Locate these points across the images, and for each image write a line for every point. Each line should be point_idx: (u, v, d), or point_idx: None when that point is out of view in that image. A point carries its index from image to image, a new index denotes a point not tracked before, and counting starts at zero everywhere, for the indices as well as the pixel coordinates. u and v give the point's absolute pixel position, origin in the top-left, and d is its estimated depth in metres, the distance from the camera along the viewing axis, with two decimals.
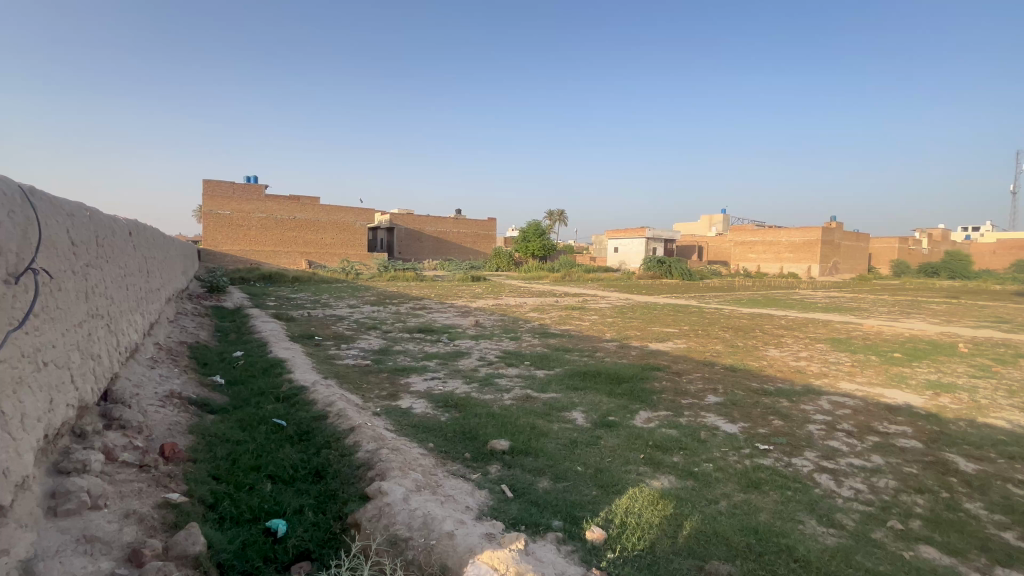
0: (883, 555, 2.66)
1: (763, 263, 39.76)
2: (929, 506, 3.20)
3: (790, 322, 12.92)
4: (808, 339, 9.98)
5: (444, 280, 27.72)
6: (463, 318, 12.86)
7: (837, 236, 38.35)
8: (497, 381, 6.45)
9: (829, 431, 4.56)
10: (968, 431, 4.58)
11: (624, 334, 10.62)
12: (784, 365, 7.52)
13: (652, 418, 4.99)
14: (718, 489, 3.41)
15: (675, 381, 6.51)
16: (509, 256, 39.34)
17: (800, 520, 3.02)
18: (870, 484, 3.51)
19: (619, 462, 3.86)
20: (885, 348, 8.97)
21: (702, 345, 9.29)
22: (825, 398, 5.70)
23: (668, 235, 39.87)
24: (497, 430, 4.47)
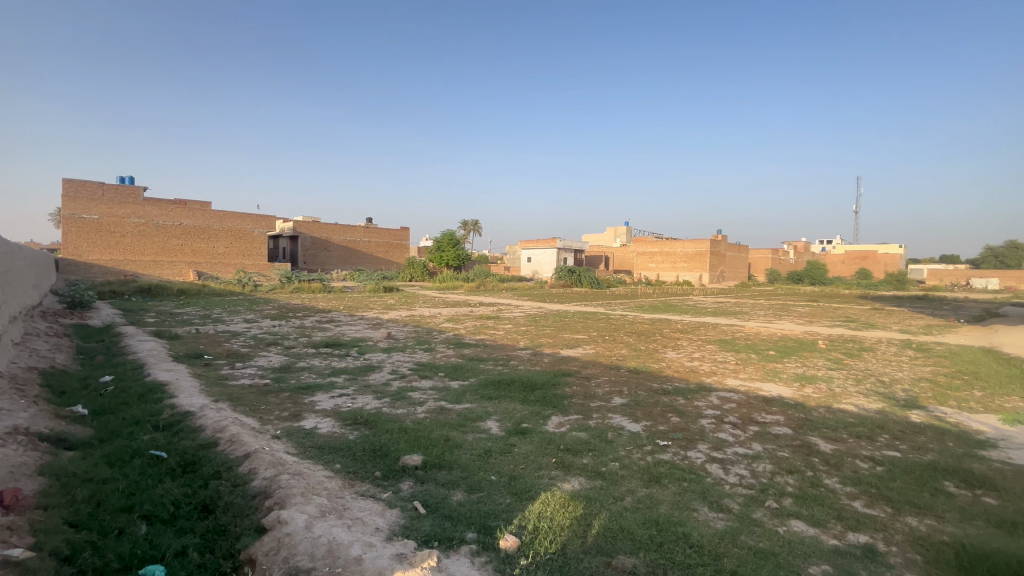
0: (762, 532, 2.98)
1: (662, 272, 43.22)
2: (798, 484, 3.65)
3: (685, 325, 14.14)
4: (700, 341, 10.98)
5: (354, 291, 26.55)
6: (374, 330, 12.37)
7: (723, 247, 42.72)
8: (410, 394, 6.27)
9: (718, 424, 5.03)
10: (826, 416, 5.31)
11: (537, 342, 10.89)
12: (680, 365, 8.20)
13: (563, 422, 5.15)
14: (624, 485, 3.61)
15: (584, 385, 6.80)
16: (423, 266, 38.76)
17: (695, 508, 3.29)
18: (751, 469, 3.92)
19: (532, 468, 3.93)
20: (762, 346, 10.16)
21: (609, 350, 9.80)
22: (715, 394, 6.28)
23: (577, 246, 41.74)
24: (409, 445, 4.35)
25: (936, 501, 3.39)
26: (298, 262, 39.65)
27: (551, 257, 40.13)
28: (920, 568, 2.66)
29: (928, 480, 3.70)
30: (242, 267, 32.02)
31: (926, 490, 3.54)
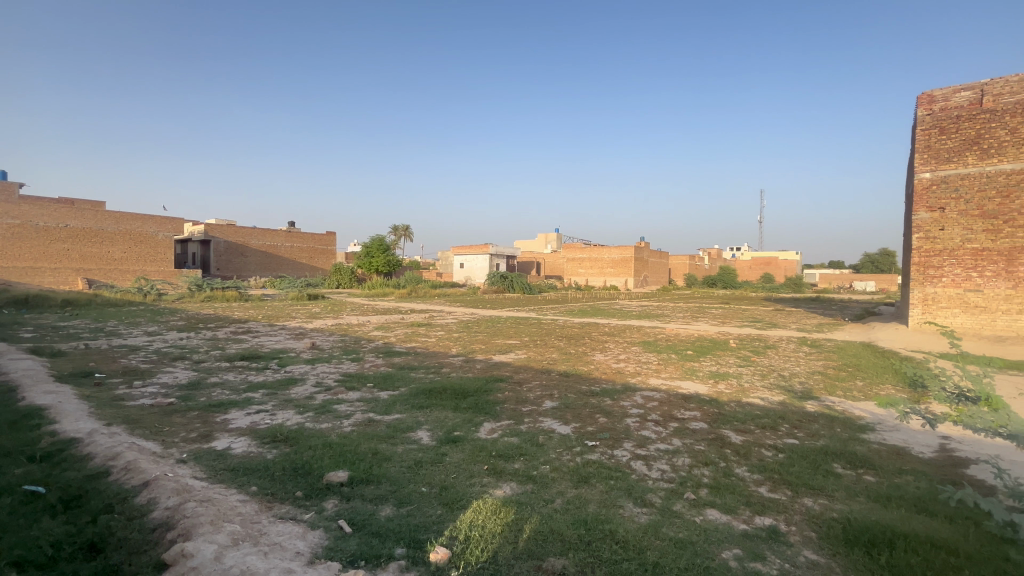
0: (682, 523, 3.16)
1: (590, 277, 44.82)
2: (712, 475, 3.93)
3: (612, 328, 14.76)
4: (625, 343, 11.50)
5: (274, 300, 24.98)
6: (296, 340, 11.65)
7: (646, 253, 45.15)
8: (335, 407, 5.97)
9: (642, 422, 5.28)
10: (737, 410, 5.76)
11: (470, 349, 10.84)
12: (607, 367, 8.53)
13: (495, 428, 5.16)
14: (554, 488, 3.68)
15: (516, 390, 6.85)
16: (351, 273, 37.62)
17: (621, 505, 3.42)
18: (672, 464, 4.15)
19: (464, 476, 3.89)
20: (681, 347, 10.84)
21: (541, 355, 9.97)
22: (639, 394, 6.59)
23: (509, 252, 42.18)
24: (334, 461, 4.13)
25: (827, 482, 3.78)
26: (209, 269, 36.43)
27: (484, 263, 40.19)
28: (815, 543, 2.95)
29: (820, 463, 4.12)
30: (143, 274, 28.92)
31: (819, 472, 3.95)
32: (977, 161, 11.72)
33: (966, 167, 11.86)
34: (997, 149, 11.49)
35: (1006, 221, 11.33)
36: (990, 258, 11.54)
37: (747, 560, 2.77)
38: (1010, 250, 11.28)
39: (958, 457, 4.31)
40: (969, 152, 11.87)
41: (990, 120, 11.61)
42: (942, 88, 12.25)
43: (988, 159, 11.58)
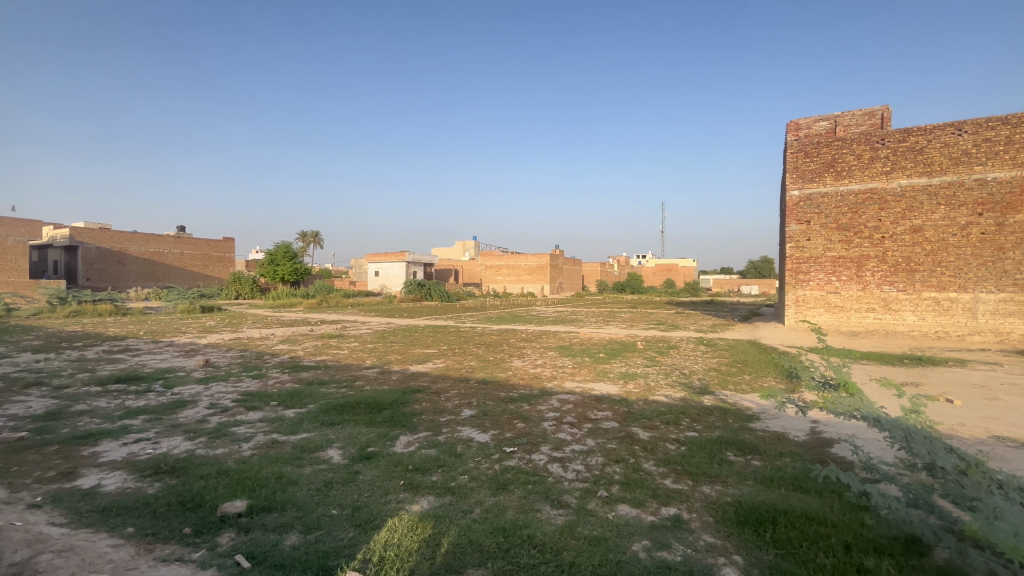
0: (596, 521, 3.28)
1: (508, 284, 45.51)
2: (623, 471, 4.12)
3: (529, 334, 15.08)
4: (542, 349, 11.79)
5: (160, 313, 22.31)
6: (187, 358, 10.47)
7: (561, 261, 46.80)
8: (232, 430, 5.43)
9: (558, 425, 5.43)
10: (645, 408, 6.13)
11: (385, 360, 10.45)
12: (525, 373, 8.68)
13: (412, 441, 5.02)
14: (473, 497, 3.65)
15: (434, 401, 6.71)
16: (253, 282, 34.77)
17: (538, 508, 3.47)
18: (586, 464, 4.31)
19: (378, 494, 3.73)
20: (594, 350, 11.34)
21: (459, 363, 9.88)
22: (555, 398, 6.75)
23: (427, 260, 41.54)
24: (230, 490, 3.75)
25: (721, 469, 4.15)
26: (76, 279, 31.68)
27: (400, 271, 39.13)
28: (712, 527, 3.21)
29: (716, 452, 4.51)
30: None
31: (715, 461, 4.31)
32: (833, 182, 13.61)
33: (825, 187, 13.71)
34: (847, 172, 13.43)
35: (856, 233, 13.28)
36: (845, 265, 13.45)
37: (655, 550, 2.93)
38: (860, 258, 13.24)
39: (824, 438, 4.94)
40: (827, 173, 13.75)
41: (842, 146, 13.56)
42: (808, 117, 14.23)
43: (842, 180, 13.49)
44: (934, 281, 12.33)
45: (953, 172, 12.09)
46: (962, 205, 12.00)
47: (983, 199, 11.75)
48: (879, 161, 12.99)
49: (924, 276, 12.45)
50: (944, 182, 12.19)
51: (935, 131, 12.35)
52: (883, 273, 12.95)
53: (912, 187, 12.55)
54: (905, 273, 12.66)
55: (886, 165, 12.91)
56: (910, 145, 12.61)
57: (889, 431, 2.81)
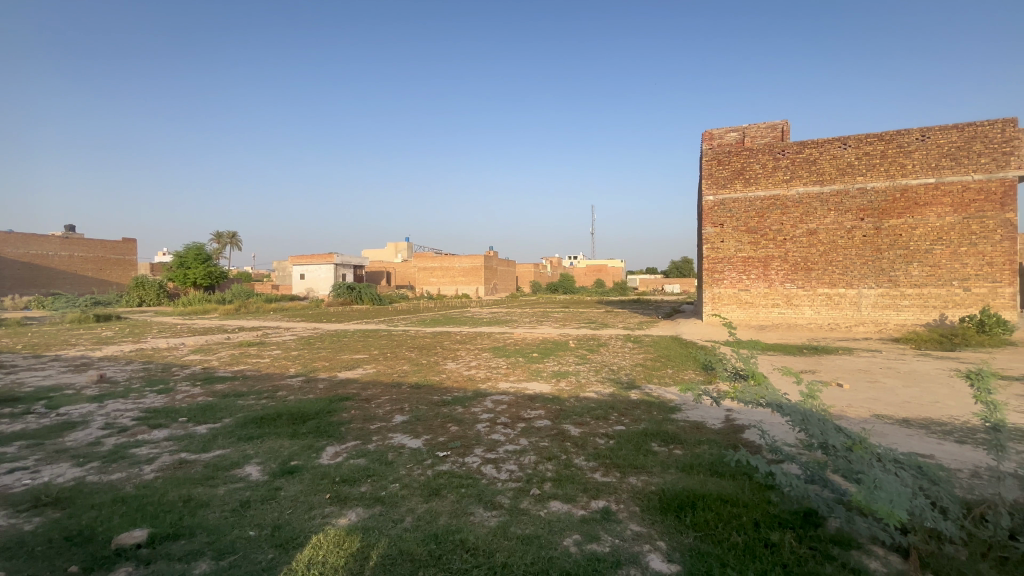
0: (528, 519, 3.31)
1: (442, 286, 44.97)
2: (555, 468, 4.20)
3: (464, 336, 15.00)
4: (476, 350, 11.78)
5: (43, 323, 19.69)
6: (77, 373, 9.31)
7: (495, 262, 47.04)
8: (132, 452, 4.88)
9: (491, 426, 5.43)
10: (576, 405, 6.31)
11: (311, 367, 9.91)
12: (459, 375, 8.61)
13: (339, 451, 4.79)
14: (404, 506, 3.55)
15: (364, 408, 6.46)
16: (158, 287, 31.68)
17: (471, 512, 3.44)
18: (519, 463, 4.34)
19: (302, 510, 3.52)
20: (528, 350, 11.50)
21: (391, 368, 9.59)
22: (489, 399, 6.74)
23: (356, 262, 40.04)
24: (128, 519, 3.36)
25: (646, 459, 4.35)
26: None
27: (327, 274, 37.37)
28: (638, 516, 3.35)
29: (641, 444, 4.73)
30: None
31: (641, 452, 4.52)
32: (742, 188, 14.78)
33: (736, 192, 14.85)
34: (755, 179, 14.64)
35: (763, 236, 14.52)
36: (754, 264, 14.67)
37: (585, 543, 3.01)
38: (766, 258, 14.51)
39: (737, 424, 5.36)
40: (737, 180, 14.90)
41: (749, 156, 14.76)
42: (722, 128, 15.39)
43: (750, 187, 14.69)
44: (827, 278, 13.79)
45: (840, 182, 13.58)
46: (848, 210, 13.53)
47: (865, 206, 13.31)
48: (781, 170, 14.30)
49: (819, 274, 13.88)
50: (834, 191, 13.67)
51: (826, 144, 13.79)
52: (786, 271, 14.27)
53: (808, 194, 13.95)
54: (804, 272, 14.04)
55: (786, 174, 14.23)
56: (806, 156, 14.00)
57: (789, 415, 3.09)
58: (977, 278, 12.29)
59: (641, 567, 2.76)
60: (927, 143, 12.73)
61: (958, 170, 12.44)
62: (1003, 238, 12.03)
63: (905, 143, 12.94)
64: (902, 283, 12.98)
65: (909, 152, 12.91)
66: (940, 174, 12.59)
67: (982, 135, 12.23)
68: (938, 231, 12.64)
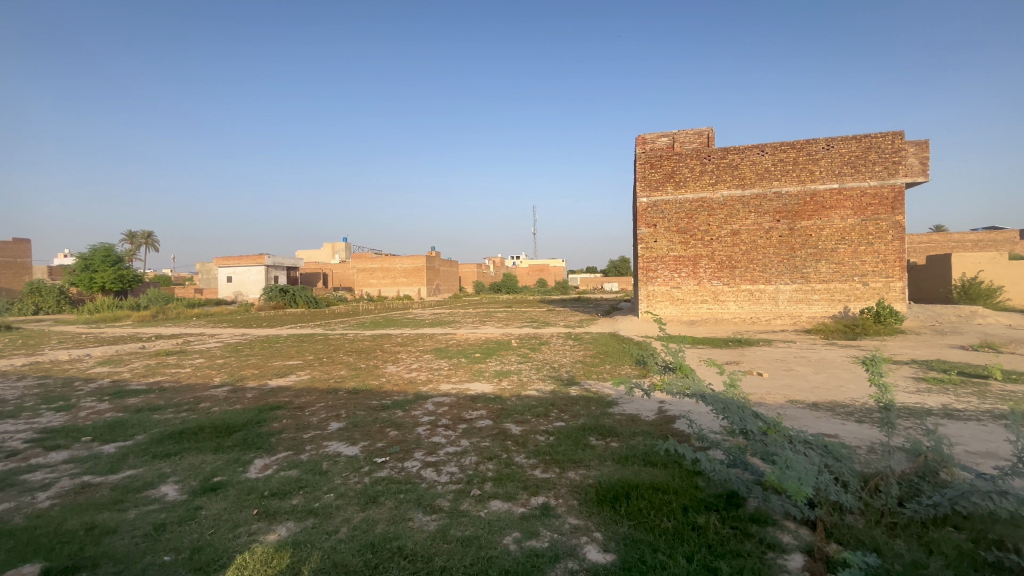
0: (468, 520, 3.29)
1: (383, 287, 43.78)
2: (496, 468, 4.21)
3: (404, 338, 14.70)
4: (418, 352, 11.57)
5: None
6: None
7: (437, 262, 46.44)
8: (23, 479, 4.34)
9: (432, 429, 5.36)
10: (517, 403, 6.37)
11: (238, 376, 9.29)
12: (399, 378, 8.42)
13: (269, 464, 4.53)
14: (339, 516, 3.41)
15: (296, 417, 6.14)
16: (58, 292, 28.45)
17: (410, 517, 3.37)
18: (460, 465, 4.31)
19: (225, 529, 3.28)
20: (470, 350, 11.45)
21: (326, 373, 9.19)
22: (430, 401, 6.65)
23: (289, 263, 38.06)
24: (16, 555, 2.98)
25: (584, 453, 4.48)
26: None
27: (257, 276, 35.22)
28: (576, 510, 3.43)
29: (580, 439, 4.85)
30: None
31: (579, 447, 4.64)
32: (673, 190, 15.52)
33: (668, 194, 15.56)
34: (684, 182, 15.42)
35: (692, 236, 15.35)
36: (685, 263, 15.48)
37: (524, 540, 3.04)
38: (695, 257, 15.36)
39: (668, 415, 5.63)
40: (668, 183, 15.62)
41: (679, 160, 15.52)
42: (654, 133, 16.15)
43: (680, 189, 15.45)
44: (749, 275, 14.84)
45: (759, 186, 14.65)
46: (766, 212, 14.62)
47: (780, 209, 14.45)
48: (707, 175, 15.18)
49: (741, 272, 14.89)
50: (754, 194, 14.73)
51: (746, 151, 14.79)
52: (713, 270, 15.19)
53: (731, 197, 14.92)
54: (728, 270, 15.01)
55: (712, 178, 15.13)
56: (729, 162, 14.96)
57: (712, 404, 3.29)
58: (873, 274, 13.73)
59: (578, 560, 2.83)
60: (832, 152, 14.01)
61: (858, 176, 13.81)
62: (893, 237, 13.59)
63: (814, 151, 14.15)
64: (812, 279, 14.23)
65: (817, 159, 14.14)
66: (843, 180, 13.92)
67: (876, 146, 13.64)
68: (842, 231, 13.97)
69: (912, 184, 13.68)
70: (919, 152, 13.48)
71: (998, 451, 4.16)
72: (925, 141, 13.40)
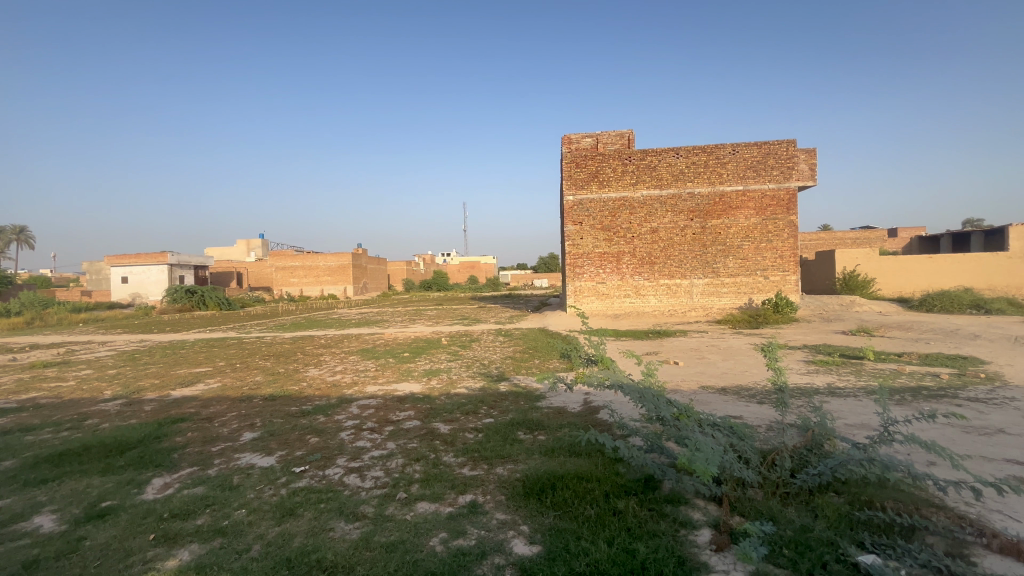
0: (393, 525, 3.20)
1: (305, 286, 41.44)
2: (423, 469, 4.14)
3: (328, 339, 14.03)
4: (342, 353, 11.09)
5: None
6: None
7: (364, 260, 44.77)
8: None
9: (356, 433, 5.15)
10: (446, 402, 6.30)
11: (135, 387, 8.35)
12: (322, 382, 8.00)
13: (170, 483, 4.12)
14: (251, 533, 3.18)
15: (204, 429, 5.64)
16: None
17: (331, 527, 3.21)
18: (385, 468, 4.18)
19: (115, 559, 2.94)
20: (398, 350, 11.17)
21: (240, 380, 8.52)
22: (355, 404, 6.41)
23: (197, 261, 34.88)
24: None
25: (513, 448, 4.53)
26: None
27: (158, 275, 31.89)
28: (504, 504, 3.46)
29: (508, 434, 4.89)
30: None
31: (507, 442, 4.68)
32: (597, 189, 16.08)
33: (593, 193, 16.10)
34: (607, 182, 16.03)
35: (615, 233, 16.03)
36: (609, 259, 16.14)
37: (451, 540, 3.01)
38: (618, 253, 16.06)
39: (592, 406, 5.85)
40: (593, 182, 16.14)
41: (602, 160, 16.10)
42: (579, 133, 16.66)
43: (604, 188, 16.04)
44: (667, 270, 15.78)
45: (675, 187, 15.60)
46: (681, 212, 15.62)
47: (694, 208, 15.50)
48: (628, 175, 15.89)
49: (660, 267, 15.81)
50: (670, 194, 15.66)
51: (663, 153, 15.67)
52: (634, 265, 15.98)
53: (650, 197, 15.76)
54: (648, 265, 15.88)
55: (633, 179, 15.86)
56: (648, 163, 15.76)
57: (629, 394, 3.46)
58: (773, 268, 15.15)
59: (505, 554, 2.85)
60: (737, 156, 15.23)
61: (758, 179, 15.13)
62: (788, 235, 15.07)
63: (721, 156, 15.30)
64: (721, 273, 15.43)
65: (724, 163, 15.31)
66: (746, 183, 15.20)
67: (774, 152, 15.02)
68: (746, 229, 15.25)
69: (802, 187, 15.23)
70: (808, 159, 15.03)
71: (870, 422, 4.77)
72: (813, 149, 14.97)
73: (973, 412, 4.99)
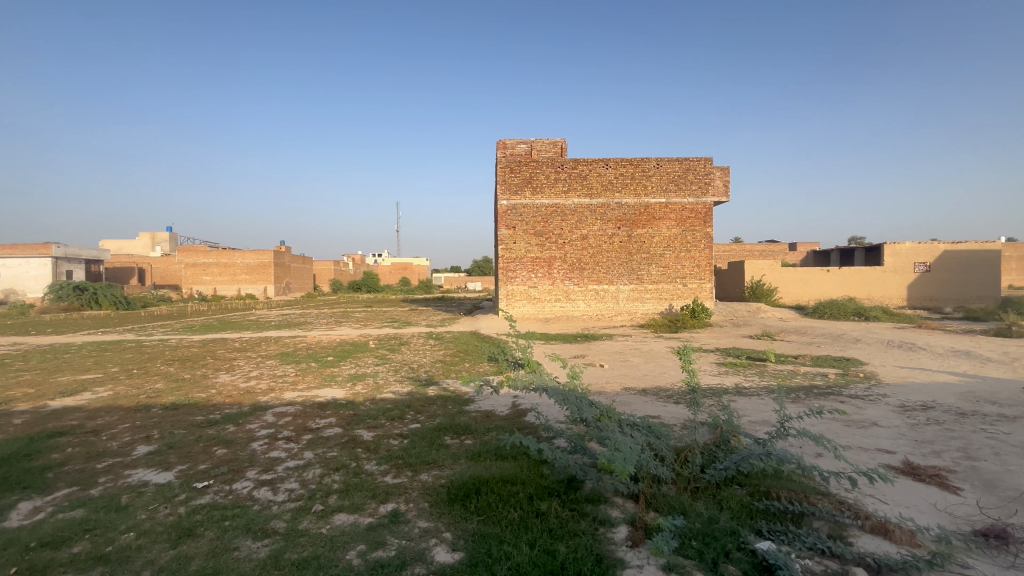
0: (307, 541, 3.01)
1: (219, 285, 38.33)
2: (342, 479, 3.94)
3: (243, 342, 13.08)
4: (259, 358, 10.36)
5: None
6: None
7: (288, 258, 42.24)
8: None
9: (270, 443, 4.81)
10: (371, 408, 6.06)
11: (3, 397, 7.25)
12: (234, 388, 7.42)
13: (41, 507, 3.60)
14: (139, 559, 2.86)
15: (89, 444, 4.99)
16: None
17: (235, 547, 2.96)
18: (301, 480, 3.94)
19: None
20: (322, 354, 10.62)
21: (136, 388, 7.67)
22: (270, 412, 5.99)
23: (89, 255, 31.17)
24: None
25: (438, 454, 4.44)
26: None
27: (40, 269, 28.08)
28: (426, 512, 3.37)
29: (435, 440, 4.79)
30: None
31: (434, 447, 4.59)
32: (531, 195, 16.32)
33: (526, 199, 16.34)
34: (541, 188, 16.33)
35: (548, 239, 16.36)
36: (541, 264, 16.44)
37: (369, 552, 2.89)
38: (550, 259, 16.41)
39: (520, 409, 5.91)
40: (526, 188, 16.37)
41: (536, 167, 16.38)
42: (513, 140, 16.49)
43: (537, 194, 16.32)
44: (595, 276, 16.35)
45: (604, 196, 16.22)
46: (609, 220, 16.27)
47: (621, 217, 16.21)
48: (561, 183, 16.30)
49: (589, 273, 16.36)
50: (600, 203, 16.27)
51: (594, 164, 16.24)
52: (565, 271, 16.40)
53: (581, 205, 16.28)
54: (578, 271, 16.37)
55: (566, 187, 16.29)
56: (579, 172, 16.26)
57: (554, 396, 3.51)
58: (691, 276, 16.20)
59: (426, 563, 2.78)
60: (661, 170, 16.14)
61: (679, 193, 16.14)
62: (705, 246, 16.18)
63: (647, 169, 16.14)
64: (645, 280, 16.25)
65: (649, 176, 16.16)
66: (668, 196, 16.15)
67: (693, 168, 16.08)
68: (668, 239, 16.20)
69: (718, 202, 16.41)
70: (723, 176, 16.24)
71: (769, 419, 5.22)
72: (727, 167, 16.20)
73: (853, 408, 5.63)
